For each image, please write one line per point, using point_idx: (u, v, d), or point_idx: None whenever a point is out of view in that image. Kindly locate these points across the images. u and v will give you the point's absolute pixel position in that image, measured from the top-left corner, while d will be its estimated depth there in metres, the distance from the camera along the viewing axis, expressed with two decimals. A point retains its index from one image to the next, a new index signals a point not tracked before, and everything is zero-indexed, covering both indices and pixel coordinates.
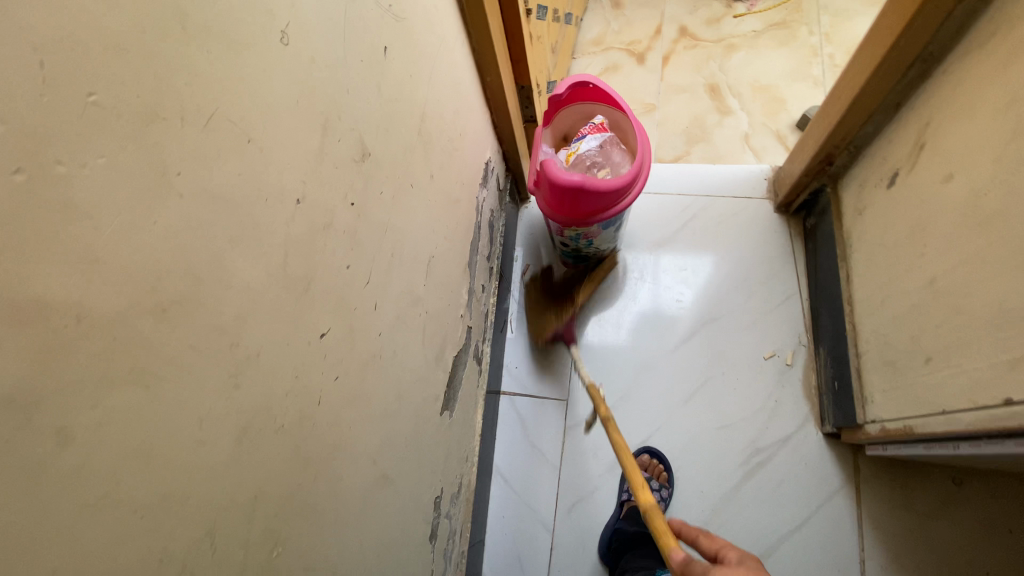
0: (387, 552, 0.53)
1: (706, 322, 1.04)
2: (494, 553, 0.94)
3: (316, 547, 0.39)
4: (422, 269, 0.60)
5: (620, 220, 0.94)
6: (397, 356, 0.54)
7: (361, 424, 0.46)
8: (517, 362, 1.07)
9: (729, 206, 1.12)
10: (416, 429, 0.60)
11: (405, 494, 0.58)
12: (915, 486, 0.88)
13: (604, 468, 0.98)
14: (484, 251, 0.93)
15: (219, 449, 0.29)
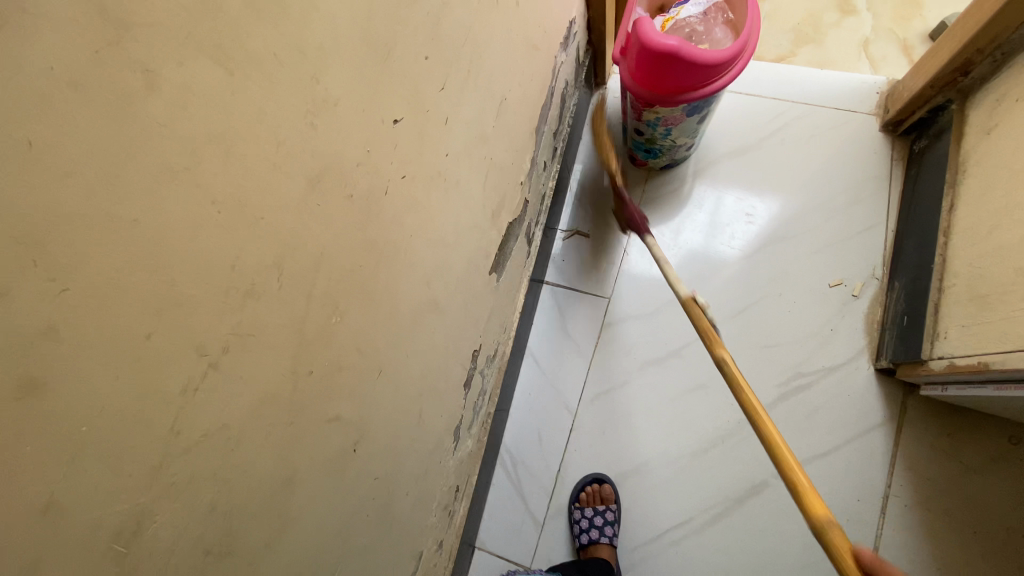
0: (425, 379, 0.54)
1: (775, 241, 0.97)
2: (515, 427, 0.97)
3: (365, 337, 0.40)
4: (494, 108, 0.56)
5: (708, 111, 0.85)
6: (460, 188, 0.52)
7: (419, 240, 0.45)
8: (565, 253, 1.04)
9: (828, 119, 1.01)
10: (466, 274, 0.59)
11: (448, 332, 0.58)
12: (962, 438, 0.84)
13: (636, 367, 0.96)
14: (554, 124, 0.86)
15: (293, 184, 0.28)
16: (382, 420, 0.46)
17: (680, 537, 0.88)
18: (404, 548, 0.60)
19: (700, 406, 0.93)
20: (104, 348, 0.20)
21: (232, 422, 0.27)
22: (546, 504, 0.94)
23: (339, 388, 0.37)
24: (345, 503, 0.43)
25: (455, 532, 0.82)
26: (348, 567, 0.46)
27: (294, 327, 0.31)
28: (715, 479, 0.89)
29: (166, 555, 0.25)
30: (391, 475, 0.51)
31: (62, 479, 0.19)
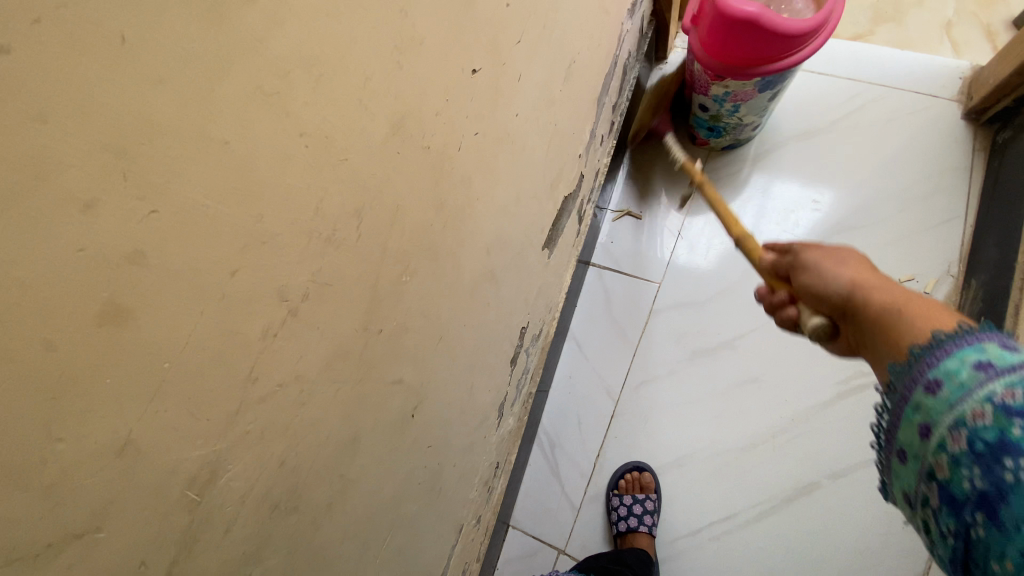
0: (479, 350, 0.53)
1: (842, 230, 0.91)
2: (554, 409, 0.95)
3: (431, 300, 0.38)
4: (563, 71, 0.53)
5: (781, 87, 0.80)
6: (525, 154, 0.49)
7: (486, 203, 0.43)
8: (615, 234, 1.01)
9: (909, 102, 0.93)
10: (523, 246, 0.57)
11: (503, 305, 0.56)
12: None
13: (684, 355, 0.92)
14: (614, 97, 0.82)
15: (377, 128, 0.26)
16: (439, 388, 0.45)
17: (721, 532, 0.85)
18: (447, 519, 0.59)
19: (751, 400, 0.88)
20: (190, 282, 0.18)
21: (306, 375, 0.26)
22: (582, 489, 0.92)
23: (404, 351, 0.36)
24: (401, 469, 0.42)
25: (491, 509, 0.81)
26: (398, 533, 0.45)
27: (369, 282, 0.29)
28: (762, 476, 0.85)
29: (238, 507, 0.24)
30: (442, 444, 0.50)
31: (143, 418, 0.18)
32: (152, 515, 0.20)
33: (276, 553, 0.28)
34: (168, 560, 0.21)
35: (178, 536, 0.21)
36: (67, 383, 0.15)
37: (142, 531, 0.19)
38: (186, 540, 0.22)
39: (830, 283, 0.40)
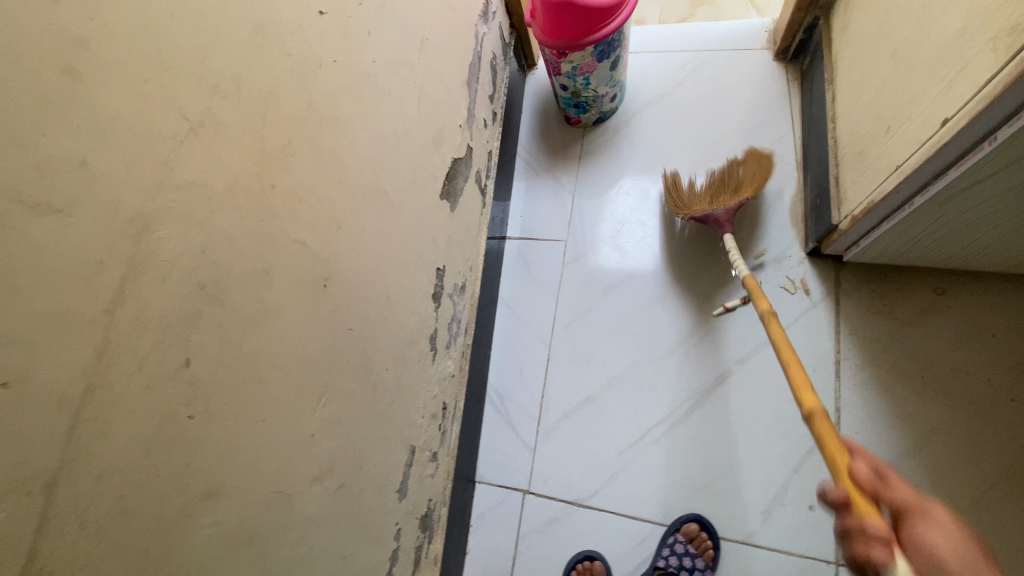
0: (389, 263, 0.64)
1: (700, 165, 1.10)
2: (498, 365, 1.06)
3: (321, 184, 0.50)
4: (416, 44, 0.69)
5: (616, 57, 1.00)
6: (392, 97, 0.63)
7: (360, 124, 0.56)
8: (522, 209, 1.17)
9: (729, 58, 1.15)
10: (415, 185, 0.70)
11: (406, 230, 0.68)
12: (896, 296, 0.92)
13: (597, 292, 1.07)
14: (487, 88, 1.00)
15: (242, 26, 0.40)
16: (349, 274, 0.55)
17: (660, 434, 0.94)
18: (392, 427, 0.67)
19: (660, 315, 1.02)
20: (115, 73, 0.30)
21: (211, 187, 0.37)
22: (535, 430, 1.00)
23: (302, 214, 0.47)
24: (323, 332, 0.51)
25: (449, 452, 0.88)
26: (334, 401, 0.54)
27: (254, 137, 0.41)
28: (683, 378, 0.96)
29: (169, 265, 0.34)
30: (365, 334, 0.59)
31: (92, 150, 0.29)
32: (102, 228, 0.30)
33: (208, 330, 0.38)
34: (118, 273, 0.31)
35: (125, 257, 0.31)
36: (43, 100, 0.27)
37: (97, 236, 0.30)
38: (130, 266, 0.32)
39: (931, 552, 0.44)
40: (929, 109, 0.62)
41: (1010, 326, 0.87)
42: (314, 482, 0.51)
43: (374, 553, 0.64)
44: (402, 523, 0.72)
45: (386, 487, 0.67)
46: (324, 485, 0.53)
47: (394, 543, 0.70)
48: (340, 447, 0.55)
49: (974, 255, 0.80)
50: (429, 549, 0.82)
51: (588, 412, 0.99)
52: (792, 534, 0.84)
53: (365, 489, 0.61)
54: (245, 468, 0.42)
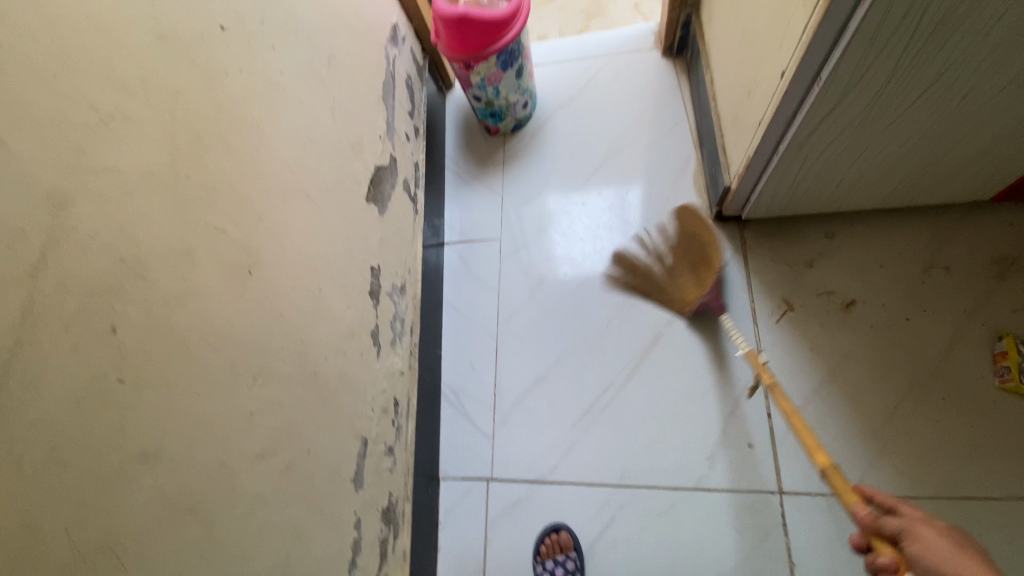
0: (317, 256, 0.68)
1: (612, 154, 1.21)
2: (450, 364, 1.10)
3: (236, 177, 0.54)
4: (324, 60, 0.75)
5: (519, 65, 1.10)
6: (305, 106, 0.69)
7: (273, 129, 0.62)
8: (456, 216, 1.23)
9: (625, 59, 1.28)
10: (338, 187, 0.75)
11: (333, 228, 0.73)
12: (795, 245, 1.02)
13: (534, 281, 1.14)
14: (405, 105, 1.07)
15: (144, 34, 0.45)
16: (276, 263, 0.59)
17: (607, 401, 1.00)
18: (341, 416, 0.70)
19: (593, 292, 1.10)
20: (24, 68, 0.35)
21: (125, 172, 0.42)
22: (491, 419, 1.04)
23: (219, 204, 0.51)
24: (252, 315, 0.54)
25: (406, 447, 0.90)
26: (274, 382, 0.57)
27: (164, 131, 0.46)
28: (621, 346, 1.03)
29: (89, 239, 0.38)
30: (300, 322, 0.63)
31: (6, 131, 0.33)
32: (21, 200, 0.34)
33: (133, 301, 0.41)
34: (39, 241, 0.35)
35: (44, 228, 0.35)
36: None
37: (15, 207, 0.33)
38: (50, 236, 0.35)
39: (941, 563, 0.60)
40: (771, 69, 0.73)
41: (894, 255, 0.98)
42: (258, 459, 0.53)
43: (333, 540, 0.65)
44: (361, 513, 0.73)
45: (340, 476, 0.69)
46: (269, 464, 0.55)
47: (355, 532, 0.71)
48: (285, 429, 0.58)
49: (847, 194, 0.91)
50: (395, 544, 0.83)
51: (540, 393, 1.04)
52: (737, 473, 0.90)
53: (315, 473, 0.63)
54: (183, 437, 0.44)
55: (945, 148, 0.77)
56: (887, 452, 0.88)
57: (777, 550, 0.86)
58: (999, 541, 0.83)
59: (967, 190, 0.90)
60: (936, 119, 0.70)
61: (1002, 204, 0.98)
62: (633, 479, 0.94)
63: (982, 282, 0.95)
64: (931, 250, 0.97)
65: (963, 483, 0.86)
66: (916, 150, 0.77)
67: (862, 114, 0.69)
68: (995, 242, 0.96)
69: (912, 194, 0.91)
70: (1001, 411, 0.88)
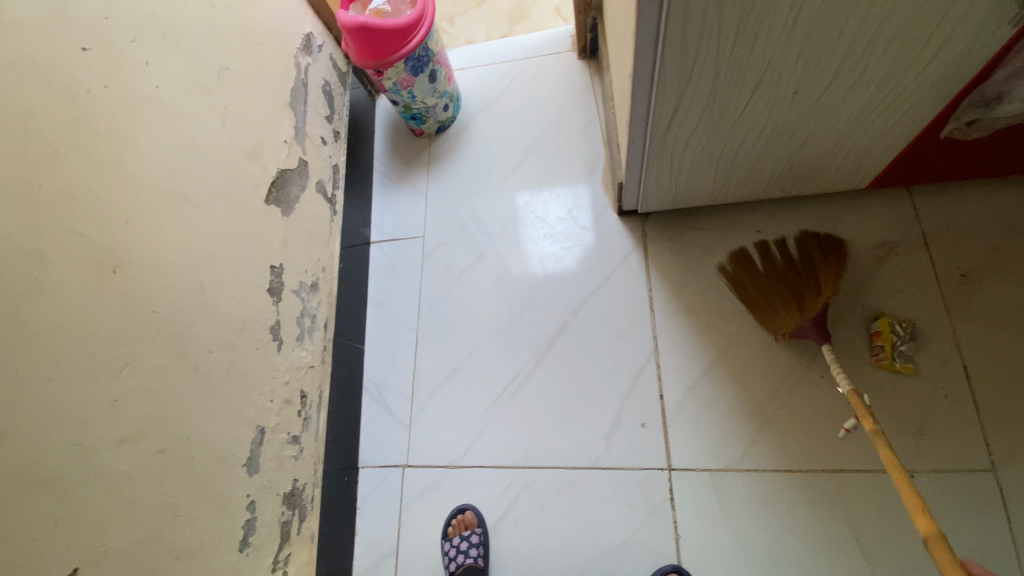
0: (200, 256, 0.73)
1: (530, 153, 1.25)
2: (372, 358, 1.14)
3: (98, 184, 0.59)
4: (212, 72, 0.80)
5: (432, 70, 1.14)
6: (187, 116, 0.74)
7: (146, 138, 0.66)
8: (382, 216, 1.28)
9: (544, 61, 1.33)
10: (230, 190, 0.80)
11: (222, 229, 0.77)
12: (691, 235, 1.08)
13: (453, 277, 1.18)
14: (322, 110, 1.12)
15: None
16: (148, 262, 0.64)
17: (515, 388, 1.05)
18: (229, 405, 0.75)
19: (507, 285, 1.14)
20: None
21: None
22: (408, 409, 1.08)
23: (78, 209, 0.57)
24: (116, 311, 0.59)
25: (316, 436, 0.95)
26: (144, 372, 0.62)
27: (13, 145, 0.51)
28: (530, 337, 1.09)
29: None
30: (177, 317, 0.67)
31: None
32: None
33: None
34: None
35: None
36: None
37: None
38: None
39: None
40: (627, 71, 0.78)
41: (783, 242, 1.03)
42: (123, 442, 0.58)
43: (218, 519, 0.70)
44: (256, 497, 0.78)
45: (228, 461, 0.73)
46: (138, 446, 0.60)
47: (247, 514, 0.76)
48: (157, 415, 0.63)
49: (727, 185, 0.96)
50: (301, 526, 0.88)
51: (455, 383, 1.08)
52: (630, 452, 0.96)
53: (196, 457, 0.68)
54: (33, 419, 0.49)
55: (800, 143, 0.83)
56: (769, 428, 0.93)
57: (664, 523, 0.91)
58: (867, 508, 0.87)
59: (840, 180, 0.96)
60: (779, 117, 0.76)
61: (885, 191, 1.03)
62: (537, 461, 0.99)
63: (865, 265, 0.99)
64: (818, 237, 1.02)
65: (836, 454, 0.90)
66: (773, 145, 0.83)
67: (706, 113, 0.74)
68: (878, 227, 1.01)
69: (790, 184, 0.97)
70: (876, 387, 0.92)
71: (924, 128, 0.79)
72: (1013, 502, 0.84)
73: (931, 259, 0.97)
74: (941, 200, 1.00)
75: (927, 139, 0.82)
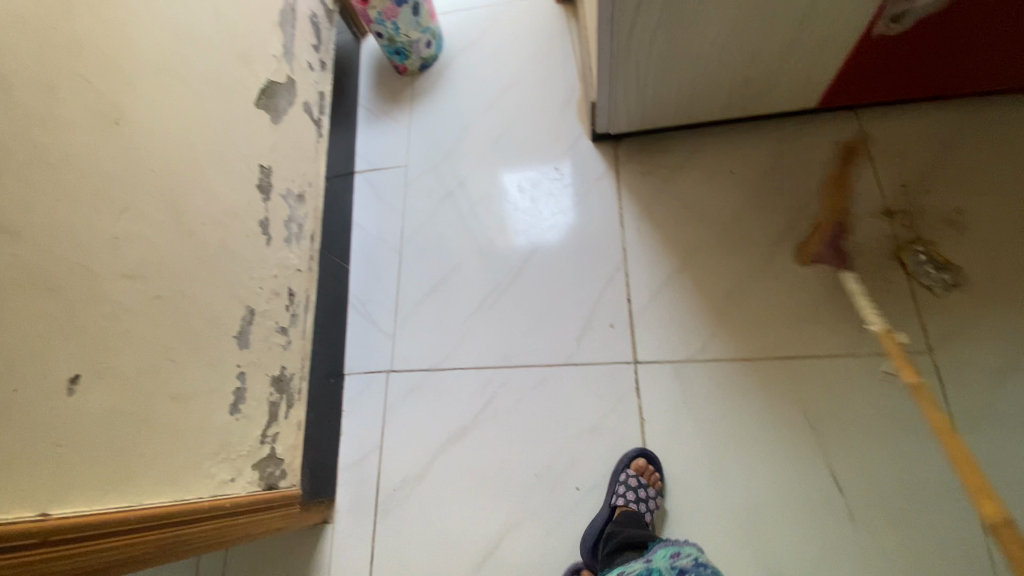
0: (194, 136, 0.77)
1: (510, 88, 1.32)
2: (358, 276, 1.19)
3: (101, 42, 0.64)
4: None
5: (415, 3, 1.21)
6: (181, 6, 0.78)
7: (144, 16, 0.71)
8: (367, 148, 1.33)
9: (524, 5, 1.40)
10: (221, 85, 0.85)
11: (214, 116, 0.82)
12: (659, 157, 1.15)
13: (436, 201, 1.23)
14: (309, 38, 1.17)
15: None
16: (147, 125, 0.69)
17: (493, 298, 1.11)
18: (220, 278, 0.79)
19: (487, 208, 1.20)
20: None
21: None
22: (392, 320, 1.13)
23: (82, 58, 0.61)
24: (117, 159, 0.64)
25: (302, 334, 0.99)
26: (141, 221, 0.66)
27: None
28: (508, 252, 1.15)
29: None
30: (171, 183, 0.72)
31: None
32: None
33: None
34: None
35: None
36: None
37: None
38: None
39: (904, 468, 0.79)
40: None
41: (743, 161, 1.11)
42: (122, 278, 0.63)
43: (209, 378, 0.75)
44: (245, 369, 0.83)
45: (220, 329, 0.78)
46: (136, 285, 0.64)
47: (237, 382, 0.80)
48: (154, 264, 0.67)
49: (689, 98, 1.03)
50: (289, 412, 0.92)
51: (437, 296, 1.14)
52: (600, 350, 1.02)
53: (190, 315, 0.72)
54: (42, 230, 0.54)
55: (752, 50, 0.90)
56: (728, 322, 1.00)
57: (630, 410, 0.97)
58: (818, 392, 0.94)
59: (793, 95, 1.04)
60: (731, 21, 0.83)
61: (836, 113, 1.11)
62: (514, 361, 1.05)
63: (816, 179, 1.07)
64: (774, 155, 1.10)
65: (788, 344, 0.97)
66: (728, 51, 0.90)
67: (665, 12, 0.81)
68: (829, 145, 1.09)
69: (747, 99, 1.04)
70: (825, 284, 1.00)
71: (859, 36, 0.87)
72: (948, 382, 0.91)
73: (876, 172, 1.06)
74: (887, 120, 1.09)
75: (866, 48, 0.90)
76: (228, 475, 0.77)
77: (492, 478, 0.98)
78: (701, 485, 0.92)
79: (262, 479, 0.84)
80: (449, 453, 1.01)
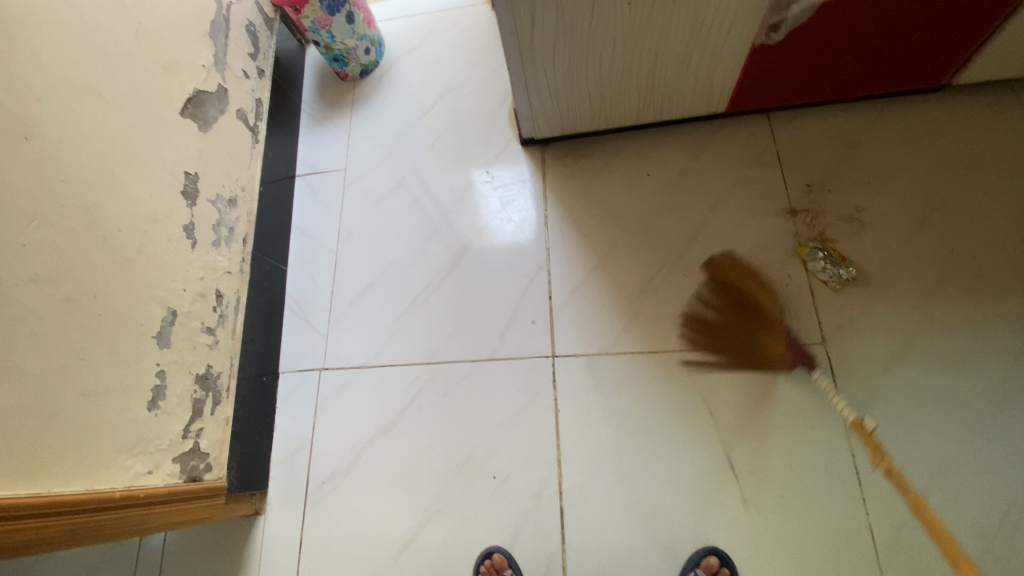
0: (112, 147, 0.81)
1: (447, 92, 1.36)
2: (295, 276, 1.23)
3: (10, 60, 0.68)
4: None
5: (349, 11, 1.25)
6: (98, 22, 0.82)
7: (56, 33, 0.75)
8: (308, 152, 1.37)
9: (462, 12, 1.44)
10: (142, 96, 0.89)
11: (134, 126, 0.86)
12: (582, 160, 1.20)
13: (372, 203, 1.28)
14: (245, 47, 1.20)
15: None
16: (59, 138, 0.73)
17: (422, 296, 1.16)
18: (139, 281, 0.83)
19: (419, 209, 1.25)
20: None
21: None
22: (326, 318, 1.18)
23: None
24: (26, 171, 0.68)
25: (231, 334, 1.03)
26: (50, 228, 0.70)
27: None
28: (438, 251, 1.19)
29: None
30: (85, 192, 0.76)
31: None
32: None
33: None
34: None
35: None
36: None
37: None
38: None
39: None
40: None
41: (659, 162, 1.16)
42: (31, 282, 0.67)
43: (125, 376, 0.79)
44: (166, 367, 0.87)
45: (138, 329, 0.82)
46: (46, 289, 0.68)
47: (156, 379, 0.84)
48: (66, 269, 0.71)
49: (603, 103, 1.08)
50: (216, 408, 0.97)
51: (370, 294, 1.18)
52: (520, 345, 1.07)
53: (104, 316, 0.76)
54: None
55: (652, 58, 0.95)
56: (640, 317, 1.05)
57: (546, 402, 1.02)
58: (719, 382, 0.99)
59: (702, 100, 1.09)
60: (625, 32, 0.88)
61: (748, 116, 1.17)
62: (439, 357, 1.09)
63: (726, 180, 1.13)
64: (688, 157, 1.16)
65: (694, 337, 1.02)
66: (629, 60, 0.95)
67: (560, 24, 0.85)
68: (740, 148, 1.14)
69: (659, 104, 1.09)
70: (730, 280, 1.05)
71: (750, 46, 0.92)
72: (839, 370, 0.97)
73: (783, 172, 1.11)
74: (795, 123, 1.14)
75: (758, 56, 0.95)
76: (146, 467, 0.81)
77: (415, 469, 1.02)
78: (609, 472, 0.97)
79: (184, 471, 0.88)
80: (375, 446, 1.05)
